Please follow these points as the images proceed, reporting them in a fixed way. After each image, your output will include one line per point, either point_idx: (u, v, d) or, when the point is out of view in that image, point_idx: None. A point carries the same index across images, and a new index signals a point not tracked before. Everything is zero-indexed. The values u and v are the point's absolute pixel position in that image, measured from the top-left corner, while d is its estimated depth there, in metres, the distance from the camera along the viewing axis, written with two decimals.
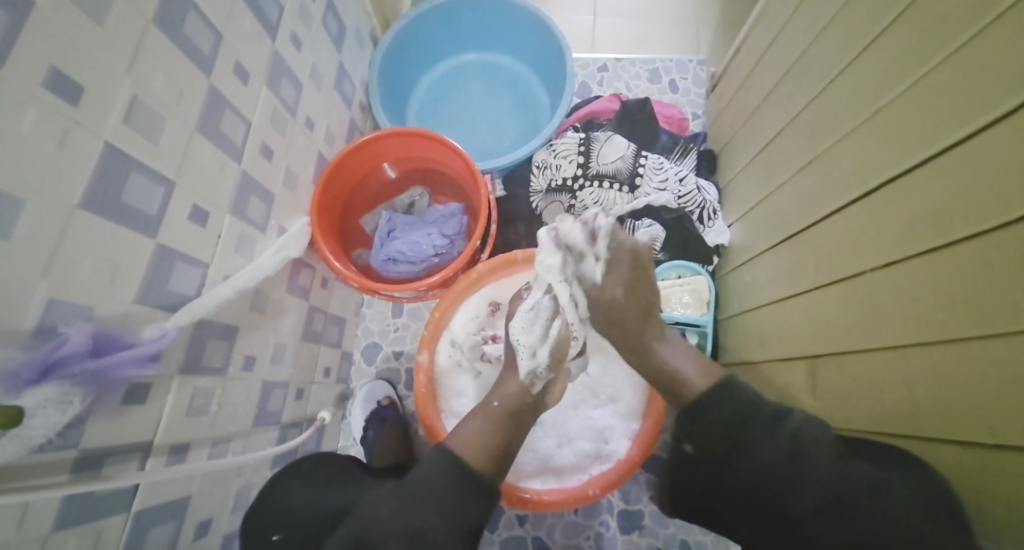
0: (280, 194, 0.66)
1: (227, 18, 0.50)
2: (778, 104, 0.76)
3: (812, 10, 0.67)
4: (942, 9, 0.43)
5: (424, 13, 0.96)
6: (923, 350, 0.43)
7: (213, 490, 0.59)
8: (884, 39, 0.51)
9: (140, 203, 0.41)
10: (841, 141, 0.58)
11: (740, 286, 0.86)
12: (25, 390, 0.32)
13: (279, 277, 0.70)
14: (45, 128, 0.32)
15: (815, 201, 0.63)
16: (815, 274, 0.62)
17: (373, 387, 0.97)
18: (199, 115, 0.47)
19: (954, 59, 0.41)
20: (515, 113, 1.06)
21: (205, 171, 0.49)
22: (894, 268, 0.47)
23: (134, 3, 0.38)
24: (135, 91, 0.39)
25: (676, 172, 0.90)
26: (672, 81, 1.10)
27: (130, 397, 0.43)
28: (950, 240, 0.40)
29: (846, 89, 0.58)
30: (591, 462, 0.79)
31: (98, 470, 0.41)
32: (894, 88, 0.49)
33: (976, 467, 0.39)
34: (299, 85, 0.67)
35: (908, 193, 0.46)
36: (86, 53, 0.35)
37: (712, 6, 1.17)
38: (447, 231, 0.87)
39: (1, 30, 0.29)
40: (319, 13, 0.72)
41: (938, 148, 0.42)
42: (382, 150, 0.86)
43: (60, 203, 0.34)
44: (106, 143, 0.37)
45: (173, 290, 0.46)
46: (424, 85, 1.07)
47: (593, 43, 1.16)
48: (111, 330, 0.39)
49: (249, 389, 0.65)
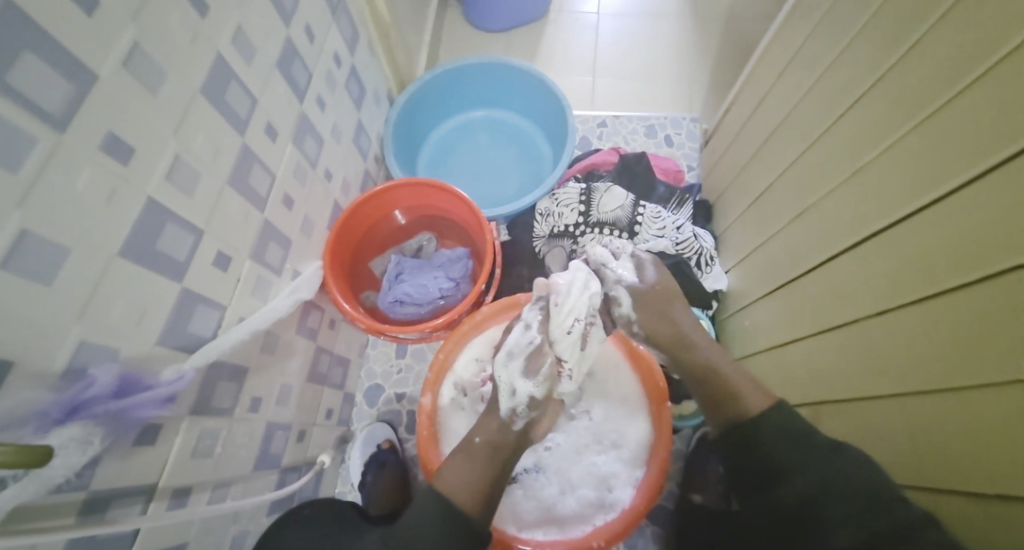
0: (297, 240, 0.69)
1: (263, 84, 0.55)
2: (767, 159, 0.80)
3: (795, 77, 0.73)
4: (913, 82, 0.48)
5: (437, 74, 1.03)
6: (922, 398, 0.44)
7: (209, 537, 0.58)
8: (862, 105, 0.56)
9: (171, 250, 0.44)
10: (827, 196, 0.62)
11: (740, 332, 0.88)
12: (51, 429, 0.33)
13: (289, 319, 0.72)
14: (97, 184, 0.35)
15: (807, 251, 0.66)
16: (811, 321, 0.64)
17: (373, 431, 0.96)
18: (231, 170, 0.51)
19: (926, 127, 0.45)
20: (520, 164, 1.12)
21: (231, 220, 0.52)
22: (888, 318, 0.49)
23: (183, 73, 0.42)
24: (178, 151, 0.43)
25: (673, 221, 0.94)
26: (667, 137, 1.16)
27: (142, 437, 0.44)
28: (940, 291, 0.42)
29: (829, 149, 0.62)
30: (595, 511, 0.78)
31: (103, 512, 0.41)
32: (873, 149, 0.53)
33: (978, 518, 0.39)
34: (321, 140, 0.72)
35: (895, 246, 0.49)
36: (138, 118, 0.38)
37: (704, 70, 1.26)
38: (453, 275, 0.90)
39: (68, 101, 0.32)
40: (343, 76, 0.78)
41: (920, 205, 0.45)
42: (393, 198, 0.90)
43: (100, 252, 0.36)
44: (147, 197, 0.40)
45: (192, 332, 0.48)
46: (434, 138, 1.13)
47: (593, 101, 1.24)
48: (134, 370, 0.41)
49: (253, 431, 0.65)
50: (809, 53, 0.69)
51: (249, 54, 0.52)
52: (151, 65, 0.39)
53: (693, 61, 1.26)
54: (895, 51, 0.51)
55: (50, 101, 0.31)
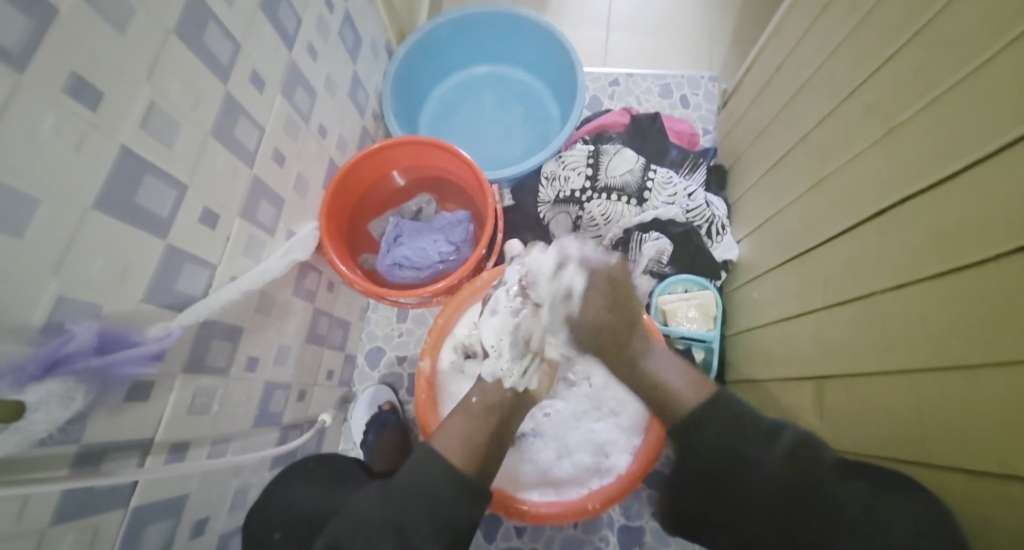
0: (291, 198, 0.67)
1: (246, 27, 0.51)
2: (789, 121, 0.75)
3: (825, 29, 0.67)
4: (954, 32, 0.43)
5: (439, 26, 0.98)
6: (935, 377, 0.42)
7: (211, 489, 0.59)
8: (898, 60, 0.51)
9: (152, 205, 0.42)
10: (853, 160, 0.58)
11: (748, 304, 0.86)
12: (29, 385, 0.32)
13: (286, 279, 0.71)
14: (65, 130, 0.33)
15: (826, 220, 0.63)
16: (824, 294, 0.62)
17: (375, 392, 0.98)
18: (214, 121, 0.48)
19: (969, 82, 0.41)
20: (526, 123, 1.07)
21: (218, 175, 0.50)
22: (905, 292, 0.47)
23: (155, 13, 0.39)
24: (153, 97, 0.40)
25: (684, 187, 0.91)
26: (683, 97, 1.10)
27: (133, 393, 0.44)
28: (964, 265, 0.39)
29: (858, 109, 0.58)
30: (591, 476, 0.79)
31: (99, 464, 0.42)
32: (906, 110, 0.49)
33: (983, 501, 0.38)
34: (314, 93, 0.69)
35: (920, 216, 0.45)
36: (105, 60, 0.36)
37: (726, 24, 1.18)
38: (453, 238, 0.88)
39: (25, 36, 0.30)
40: (336, 23, 0.73)
41: (954, 170, 0.41)
42: (391, 158, 0.87)
43: (73, 204, 0.35)
44: (122, 146, 0.38)
45: (180, 289, 0.47)
46: (436, 95, 1.09)
47: (605, 57, 1.17)
48: (117, 327, 0.40)
49: (252, 389, 0.65)
50: (843, 3, 0.63)
51: None
52: (117, 0, 0.36)
53: (714, 14, 1.18)
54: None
55: (3, 36, 0.29)
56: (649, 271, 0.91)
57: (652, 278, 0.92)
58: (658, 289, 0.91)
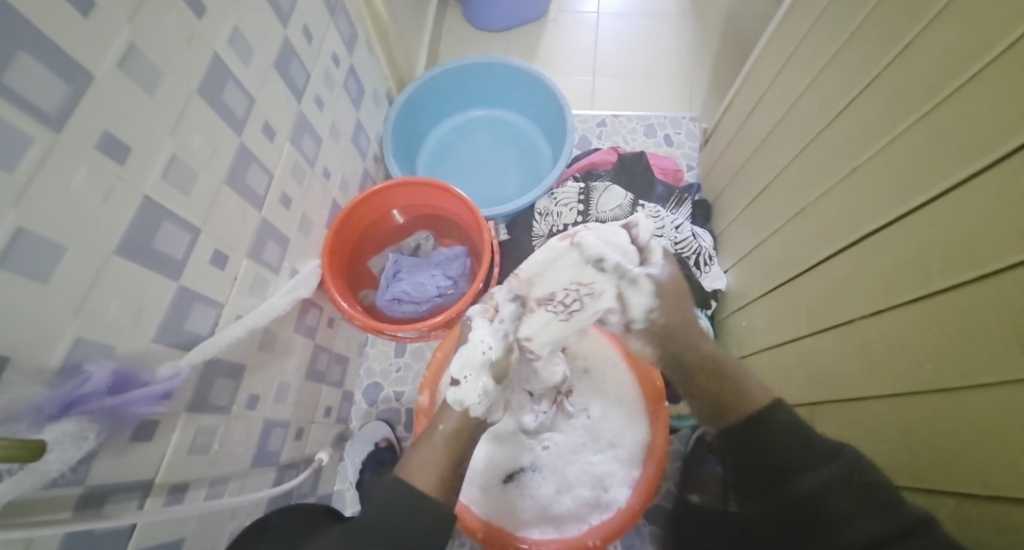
0: (295, 238, 0.69)
1: (260, 83, 0.55)
2: (766, 158, 0.80)
3: (793, 76, 0.73)
4: (909, 79, 0.47)
5: (436, 74, 1.03)
6: (918, 398, 0.44)
7: (207, 532, 0.58)
8: (858, 103, 0.56)
9: (167, 249, 0.44)
10: (824, 195, 0.61)
11: (739, 333, 0.88)
12: (46, 425, 0.33)
13: (288, 317, 0.72)
14: (94, 183, 0.36)
15: (805, 251, 0.66)
16: (807, 323, 0.64)
17: (373, 428, 0.97)
18: (228, 169, 0.51)
19: (922, 124, 0.45)
20: (519, 163, 1.12)
21: (228, 219, 0.52)
22: (882, 319, 0.49)
23: (179, 73, 0.43)
24: (175, 149, 0.43)
25: (671, 220, 0.95)
26: (667, 136, 1.16)
27: (139, 433, 0.45)
28: (934, 292, 0.42)
29: (825, 148, 0.62)
30: (591, 511, 0.78)
31: (102, 506, 0.42)
32: (869, 150, 0.53)
33: (972, 520, 0.39)
34: (320, 139, 0.73)
35: (890, 246, 0.48)
36: (134, 118, 0.39)
37: (704, 69, 1.25)
38: (450, 273, 0.90)
39: (65, 101, 0.33)
40: (341, 75, 0.78)
41: (917, 204, 0.45)
42: (391, 197, 0.91)
43: (97, 251, 0.37)
44: (144, 196, 0.41)
45: (189, 329, 0.49)
46: (433, 137, 1.13)
47: (593, 100, 1.24)
48: (129, 367, 0.41)
49: (251, 428, 0.65)
50: (806, 53, 0.69)
51: (246, 53, 0.52)
52: (146, 64, 0.39)
53: (693, 60, 1.26)
54: (892, 48, 0.50)
55: (46, 102, 0.31)
56: None
57: None
58: None
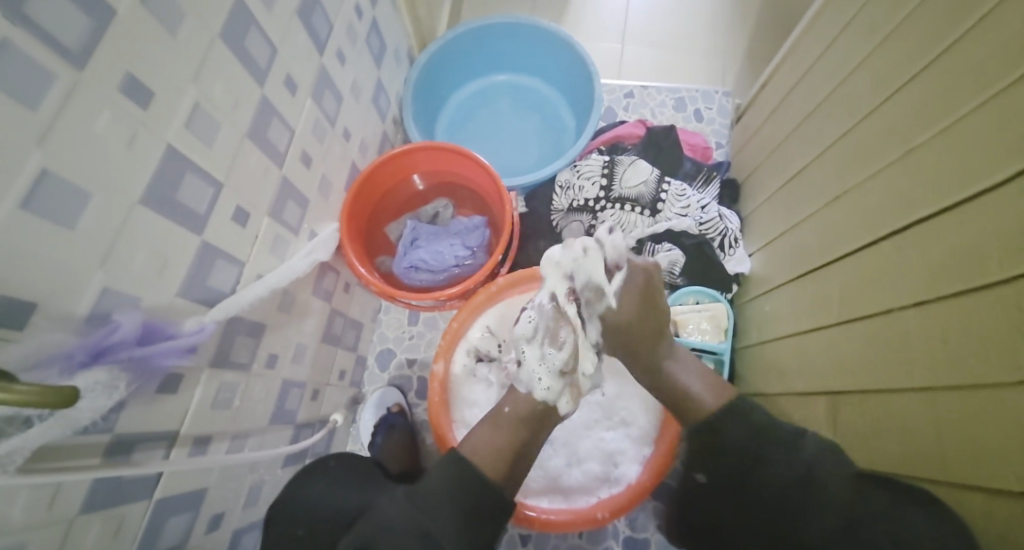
0: (315, 199, 0.68)
1: (282, 32, 0.53)
2: (806, 138, 0.77)
3: (846, 49, 0.69)
4: (979, 56, 0.44)
5: (460, 34, 0.99)
6: (956, 393, 0.43)
7: (228, 484, 0.60)
8: (919, 81, 0.52)
9: (191, 202, 0.43)
10: (871, 178, 0.59)
11: (761, 316, 0.86)
12: (77, 372, 0.33)
13: (305, 279, 0.72)
14: (117, 127, 0.34)
15: (843, 235, 0.63)
16: (839, 309, 0.62)
17: (384, 394, 0.98)
18: (250, 122, 0.50)
19: (991, 106, 0.42)
20: (542, 133, 1.09)
21: (250, 175, 0.51)
22: (925, 309, 0.47)
23: (203, 17, 0.41)
24: (197, 98, 0.42)
25: (698, 200, 0.92)
26: (697, 110, 1.12)
27: (164, 386, 0.45)
28: (985, 283, 0.40)
29: (877, 128, 0.59)
30: (600, 485, 0.79)
31: (129, 454, 0.42)
32: (928, 131, 0.50)
33: (1001, 516, 0.39)
34: (341, 97, 0.71)
35: (940, 234, 0.46)
36: (157, 62, 0.37)
37: (741, 41, 1.19)
38: (469, 244, 0.89)
39: (87, 36, 0.31)
40: (363, 30, 0.75)
41: (975, 192, 0.42)
42: (410, 162, 0.89)
43: (121, 199, 0.36)
44: (167, 144, 0.39)
45: (211, 286, 0.48)
46: (454, 102, 1.10)
47: (620, 69, 1.19)
48: (156, 320, 0.41)
49: (270, 387, 0.66)
50: (863, 24, 0.65)
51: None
52: (170, 4, 0.37)
53: (729, 30, 1.20)
54: (962, 21, 0.47)
55: (68, 36, 0.30)
56: (661, 282, 0.93)
57: (664, 289, 0.94)
58: (669, 300, 0.92)
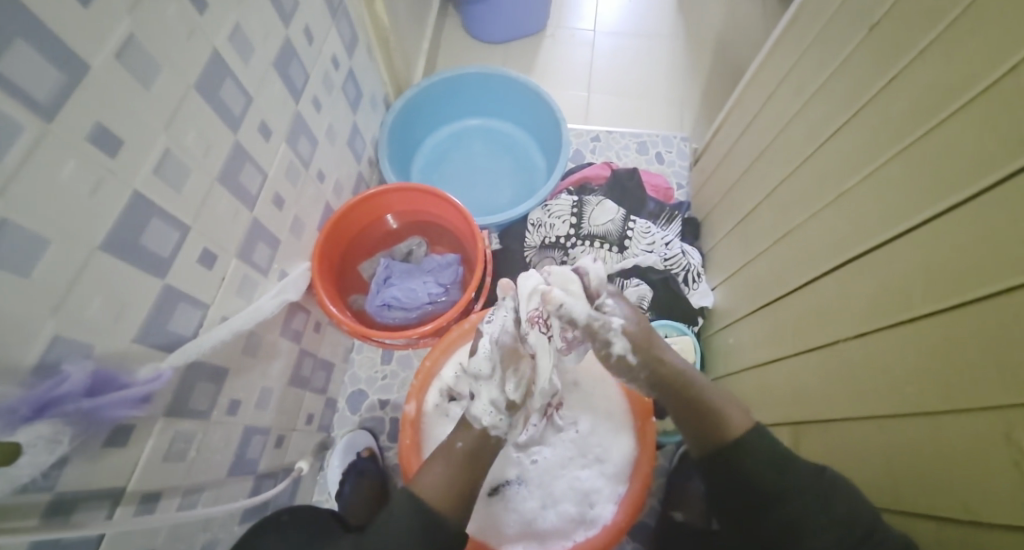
0: (286, 240, 0.68)
1: (258, 82, 0.55)
2: (754, 180, 0.82)
3: (781, 102, 0.75)
4: (894, 110, 0.49)
5: (434, 82, 1.04)
6: (901, 423, 0.45)
7: (179, 543, 0.56)
8: (845, 131, 0.57)
9: (155, 246, 0.43)
10: (811, 219, 0.63)
11: (725, 349, 0.89)
12: (19, 427, 0.32)
13: (274, 320, 0.71)
14: (83, 176, 0.34)
15: (792, 272, 0.67)
16: (793, 341, 0.65)
17: (353, 437, 0.94)
18: (222, 166, 0.50)
19: (906, 155, 0.46)
20: (513, 174, 1.12)
21: (219, 218, 0.51)
22: (865, 341, 0.50)
23: (178, 69, 0.42)
24: (168, 145, 0.42)
25: (662, 236, 0.95)
26: (659, 154, 1.18)
27: (113, 439, 0.42)
28: (914, 316, 0.43)
29: (813, 173, 0.63)
30: (576, 527, 0.77)
31: (69, 515, 0.39)
32: (855, 176, 0.54)
33: (953, 542, 0.39)
34: (315, 141, 0.72)
35: (874, 270, 0.49)
36: (129, 112, 0.38)
37: (696, 91, 1.28)
38: (442, 281, 0.90)
39: (59, 89, 0.31)
40: (340, 79, 0.77)
41: (900, 231, 0.46)
42: (385, 202, 0.90)
43: (81, 246, 0.35)
44: (134, 190, 0.39)
45: (172, 330, 0.47)
46: (428, 144, 1.13)
47: (587, 115, 1.25)
48: (108, 368, 0.40)
49: (230, 434, 0.63)
50: (794, 81, 0.71)
51: (246, 52, 0.51)
52: (145, 57, 0.38)
53: (684, 81, 1.29)
54: (877, 80, 0.52)
55: (38, 89, 0.30)
56: None
57: None
58: None
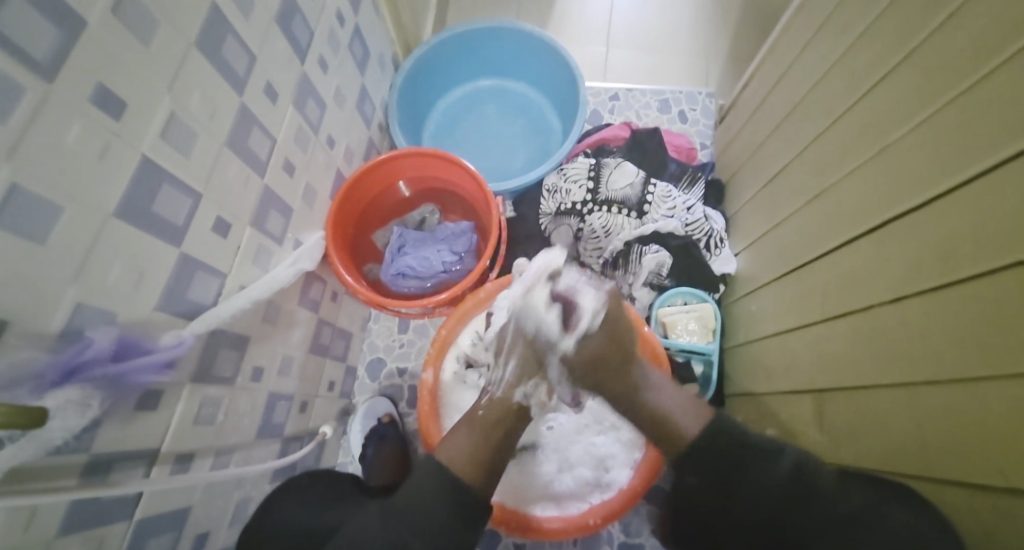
0: (299, 208, 0.68)
1: (262, 41, 0.53)
2: (785, 138, 0.78)
3: (820, 51, 0.70)
4: (948, 53, 0.45)
5: (444, 41, 0.99)
6: (937, 389, 0.43)
7: (214, 501, 0.58)
8: (891, 80, 0.53)
9: (168, 213, 0.43)
10: (849, 176, 0.59)
11: (747, 316, 0.87)
12: (48, 391, 0.32)
13: (291, 289, 0.71)
14: (90, 140, 0.34)
15: (824, 233, 0.64)
16: (822, 305, 0.63)
17: (374, 404, 0.97)
18: (229, 131, 0.49)
19: (959, 103, 0.43)
20: (528, 137, 1.09)
21: (230, 185, 0.51)
22: (902, 304, 0.48)
23: (178, 26, 0.40)
24: (173, 109, 0.41)
25: (683, 200, 0.92)
26: (681, 112, 1.13)
27: (143, 403, 0.44)
28: (960, 278, 0.41)
29: (853, 127, 0.60)
30: (591, 490, 0.78)
31: (106, 474, 0.41)
32: (900, 128, 0.51)
33: (988, 512, 0.38)
34: (323, 105, 0.70)
35: (917, 230, 0.47)
36: (131, 73, 0.37)
37: (721, 43, 1.21)
38: (456, 249, 0.89)
39: (57, 48, 0.31)
40: (346, 38, 0.75)
41: (948, 187, 0.43)
42: (396, 169, 0.88)
43: (95, 213, 0.35)
44: (142, 155, 0.39)
45: (192, 298, 0.47)
46: (440, 108, 1.10)
47: (605, 72, 1.20)
48: (132, 335, 0.40)
49: (256, 399, 0.65)
50: (836, 27, 0.66)
51: (247, 8, 0.49)
52: (143, 14, 0.37)
53: (710, 32, 1.22)
54: (930, 20, 0.48)
55: (36, 47, 0.29)
56: (649, 283, 0.93)
57: (653, 289, 0.93)
58: (658, 302, 0.93)
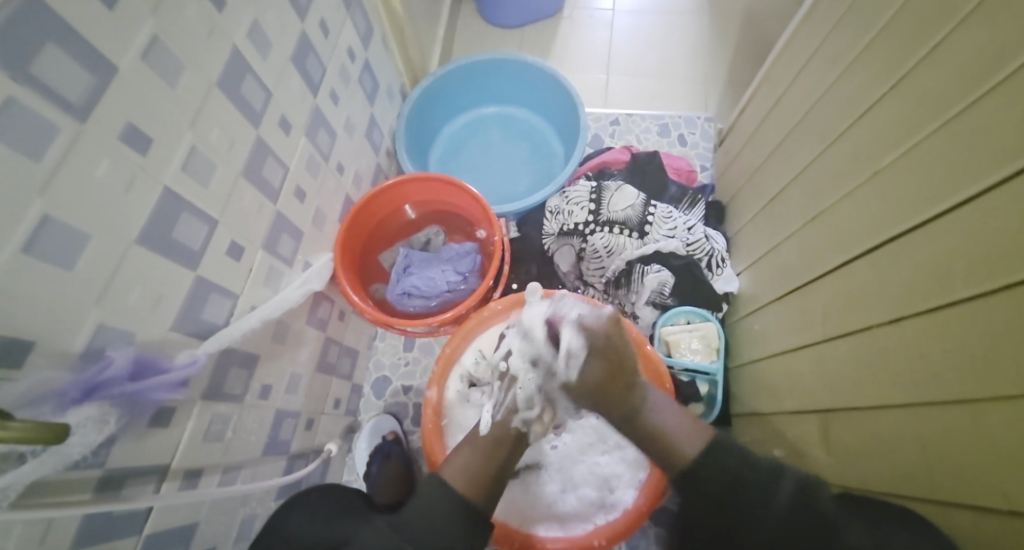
0: (309, 231, 0.70)
1: (277, 78, 0.56)
2: (783, 161, 0.79)
3: (814, 78, 0.72)
4: (936, 82, 0.47)
5: (451, 71, 1.04)
6: (939, 409, 0.43)
7: (220, 517, 0.60)
8: (882, 106, 0.55)
9: (186, 240, 0.45)
10: (844, 199, 0.61)
11: (750, 336, 0.87)
12: (70, 408, 0.34)
13: (300, 309, 0.73)
14: (117, 173, 0.36)
15: (823, 254, 0.65)
16: (823, 325, 0.64)
17: (380, 422, 0.98)
18: (245, 162, 0.52)
19: (948, 129, 0.44)
20: (531, 161, 1.12)
21: (245, 212, 0.53)
22: (901, 325, 0.49)
23: (201, 67, 0.44)
24: (194, 143, 0.44)
25: (684, 221, 0.94)
26: (681, 135, 1.15)
27: (156, 420, 0.46)
28: (958, 298, 0.41)
29: (847, 151, 0.61)
30: (596, 510, 0.78)
31: (119, 489, 0.43)
32: (893, 153, 0.52)
33: (993, 534, 0.38)
34: (334, 133, 0.73)
35: (913, 252, 0.48)
36: (157, 113, 0.40)
37: (721, 69, 1.24)
38: (461, 269, 0.91)
39: (91, 92, 0.33)
40: (356, 71, 0.78)
41: (941, 209, 0.44)
42: (403, 193, 0.92)
43: (118, 241, 0.38)
44: (165, 186, 0.42)
45: (205, 319, 0.50)
46: (446, 133, 1.14)
47: (606, 98, 1.23)
48: (148, 354, 0.42)
49: (263, 417, 0.67)
50: (827, 56, 0.69)
51: (265, 49, 0.53)
52: (170, 57, 0.40)
53: (708, 59, 1.25)
54: (917, 50, 0.50)
55: (72, 93, 0.32)
56: (652, 303, 0.94)
57: (655, 309, 0.94)
58: (660, 320, 0.94)
